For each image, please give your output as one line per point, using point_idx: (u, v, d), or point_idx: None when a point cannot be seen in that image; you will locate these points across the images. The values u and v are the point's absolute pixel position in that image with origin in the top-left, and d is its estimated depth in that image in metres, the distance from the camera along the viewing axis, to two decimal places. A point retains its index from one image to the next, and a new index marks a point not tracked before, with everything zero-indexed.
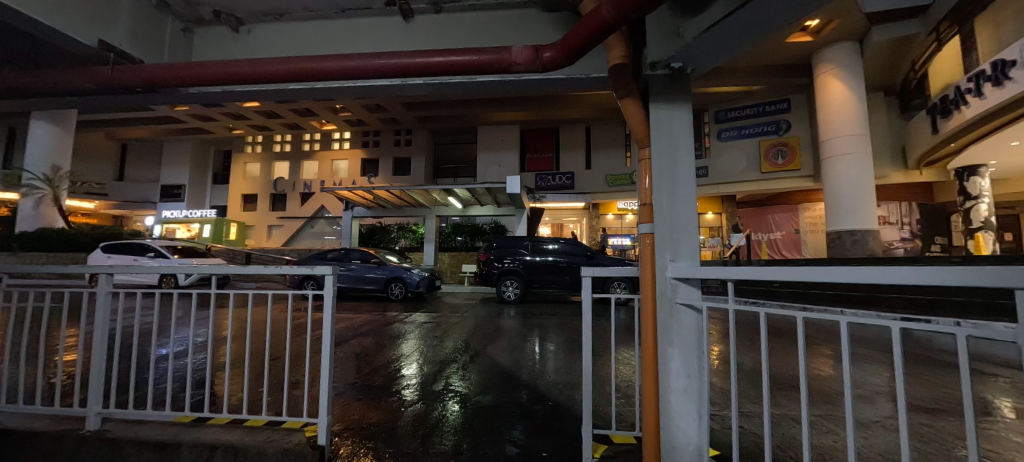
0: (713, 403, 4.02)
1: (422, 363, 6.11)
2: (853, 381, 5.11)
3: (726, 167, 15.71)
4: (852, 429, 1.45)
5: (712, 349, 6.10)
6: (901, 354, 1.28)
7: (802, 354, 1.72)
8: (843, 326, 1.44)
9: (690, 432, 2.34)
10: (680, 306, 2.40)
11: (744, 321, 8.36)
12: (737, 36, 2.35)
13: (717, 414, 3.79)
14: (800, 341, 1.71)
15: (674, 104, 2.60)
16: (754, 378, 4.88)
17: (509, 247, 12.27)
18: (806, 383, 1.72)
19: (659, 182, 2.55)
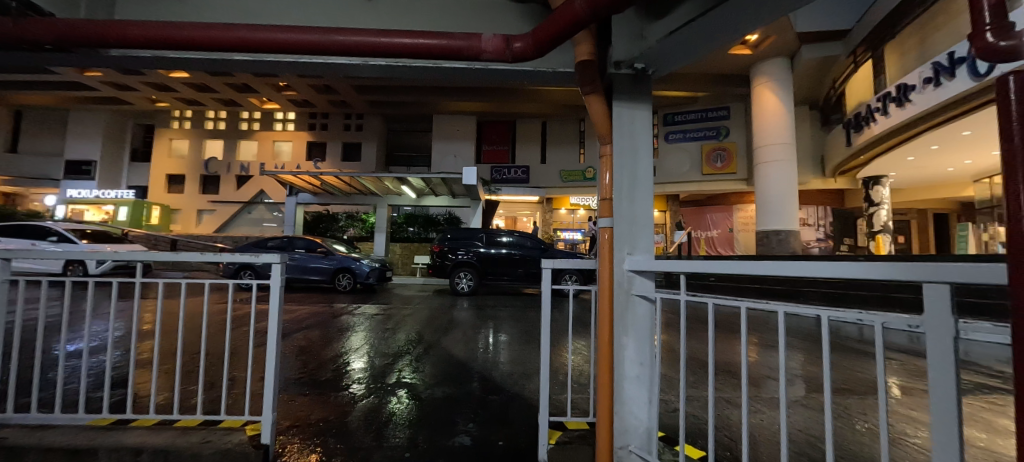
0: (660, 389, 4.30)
1: (373, 356, 5.94)
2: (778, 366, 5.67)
3: (672, 168, 16.63)
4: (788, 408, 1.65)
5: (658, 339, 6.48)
6: (829, 341, 1.46)
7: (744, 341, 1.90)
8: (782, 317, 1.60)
9: (640, 416, 2.51)
10: (635, 297, 2.55)
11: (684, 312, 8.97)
12: (696, 44, 2.48)
13: (663, 400, 4.05)
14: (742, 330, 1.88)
15: (635, 104, 2.71)
16: (693, 365, 5.28)
17: (463, 238, 12.17)
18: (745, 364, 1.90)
19: (619, 177, 2.65)
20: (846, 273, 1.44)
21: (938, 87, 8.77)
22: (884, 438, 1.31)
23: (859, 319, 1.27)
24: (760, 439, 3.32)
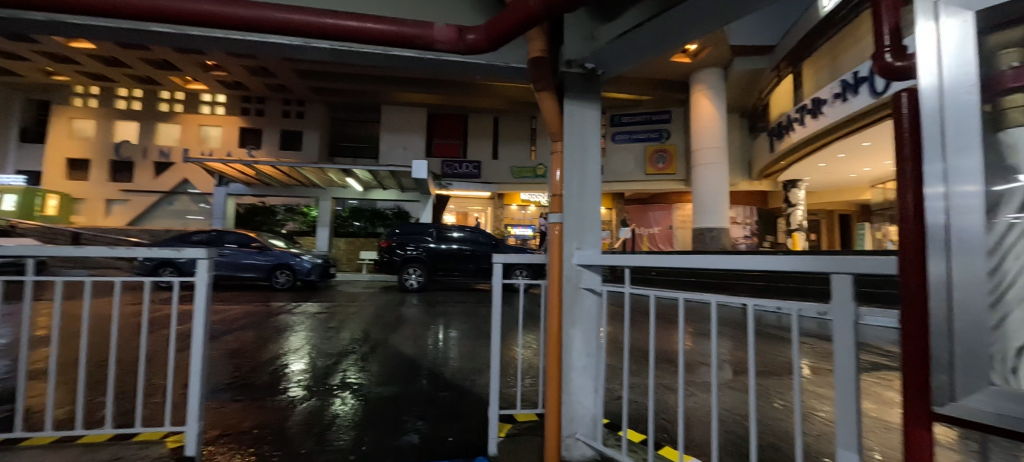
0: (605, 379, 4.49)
1: (315, 356, 5.63)
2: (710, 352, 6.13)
3: (618, 167, 17.32)
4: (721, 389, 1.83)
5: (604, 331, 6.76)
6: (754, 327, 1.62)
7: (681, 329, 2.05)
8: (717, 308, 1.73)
9: (587, 404, 2.62)
10: (582, 290, 2.66)
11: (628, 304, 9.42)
12: (642, 48, 2.62)
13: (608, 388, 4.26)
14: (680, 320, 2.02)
15: (585, 103, 2.79)
16: (637, 354, 5.58)
17: (413, 233, 11.86)
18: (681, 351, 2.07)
19: (570, 175, 2.72)
20: (772, 266, 1.59)
21: (846, 102, 9.92)
22: (796, 414, 1.49)
23: (787, 310, 1.41)
24: (694, 420, 3.61)
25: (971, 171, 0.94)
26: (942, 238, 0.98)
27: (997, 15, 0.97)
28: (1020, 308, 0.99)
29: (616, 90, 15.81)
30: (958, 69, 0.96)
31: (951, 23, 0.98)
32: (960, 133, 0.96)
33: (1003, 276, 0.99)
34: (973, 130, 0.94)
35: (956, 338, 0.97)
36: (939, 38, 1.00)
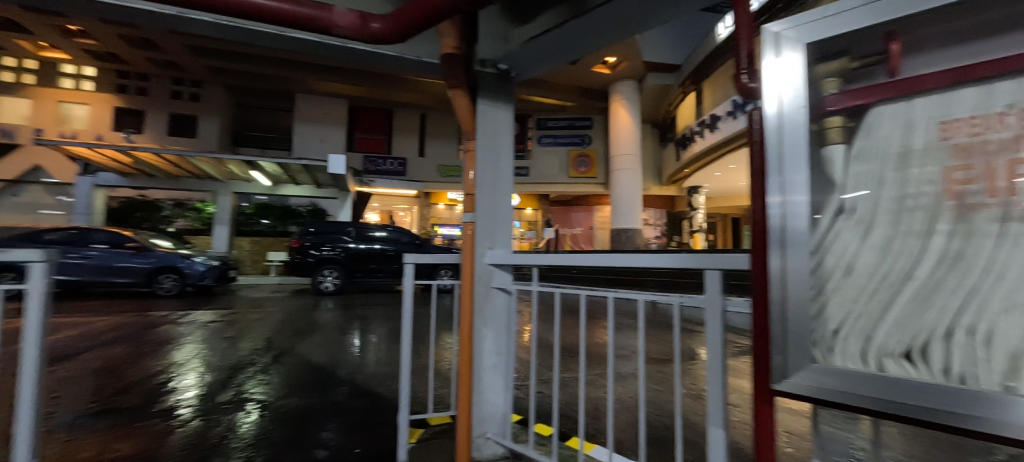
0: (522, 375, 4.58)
1: (206, 370, 4.97)
2: (620, 344, 6.58)
3: (543, 170, 17.83)
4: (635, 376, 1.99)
5: (525, 328, 6.93)
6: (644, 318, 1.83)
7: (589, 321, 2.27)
8: (614, 302, 1.88)
9: (497, 402, 2.65)
10: (493, 289, 2.67)
11: (550, 302, 9.77)
12: (553, 54, 2.71)
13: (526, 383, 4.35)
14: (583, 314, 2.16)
15: (498, 104, 2.80)
16: (557, 350, 5.77)
17: (329, 232, 11.06)
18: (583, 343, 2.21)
19: (483, 174, 2.72)
20: (660, 264, 1.87)
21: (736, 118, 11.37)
22: (678, 380, 1.82)
23: (673, 302, 1.68)
24: (604, 409, 3.82)
25: (798, 182, 1.16)
26: (778, 235, 1.18)
27: (820, 51, 1.17)
28: (837, 296, 1.20)
29: (542, 95, 16.33)
30: (789, 96, 1.16)
31: (790, 53, 1.17)
32: (792, 149, 1.16)
33: (824, 268, 1.20)
34: (801, 146, 1.15)
35: (787, 319, 1.17)
36: (780, 66, 1.19)
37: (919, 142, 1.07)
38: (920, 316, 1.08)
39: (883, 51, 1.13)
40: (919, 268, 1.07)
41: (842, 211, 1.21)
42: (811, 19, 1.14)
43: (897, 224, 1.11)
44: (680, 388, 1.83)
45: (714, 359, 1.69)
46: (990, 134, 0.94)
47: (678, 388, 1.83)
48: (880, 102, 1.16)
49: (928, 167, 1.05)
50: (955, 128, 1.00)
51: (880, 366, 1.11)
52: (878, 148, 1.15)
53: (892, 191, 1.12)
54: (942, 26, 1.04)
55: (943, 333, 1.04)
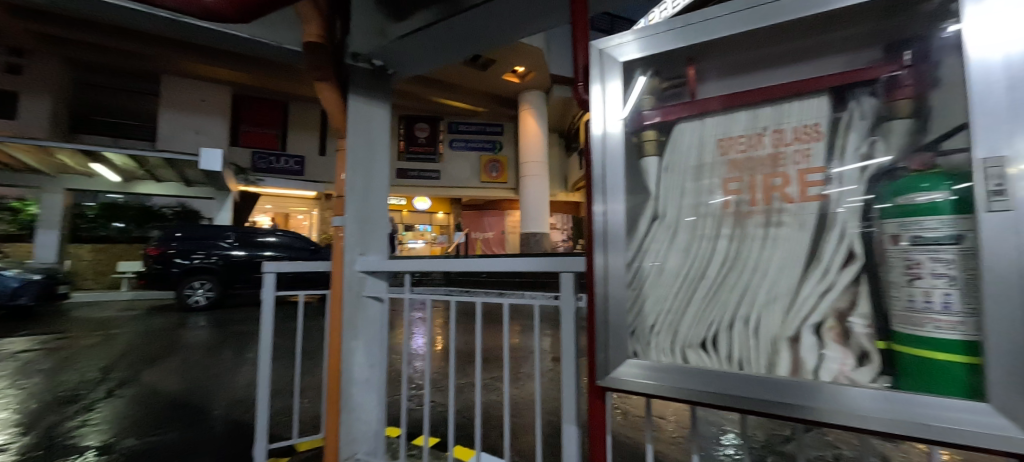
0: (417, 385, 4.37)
1: (8, 413, 3.91)
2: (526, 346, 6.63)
3: (455, 173, 16.40)
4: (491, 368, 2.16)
5: (430, 336, 6.65)
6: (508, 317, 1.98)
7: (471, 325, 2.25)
8: (490, 306, 1.99)
9: (369, 418, 2.49)
10: (366, 298, 2.50)
11: (459, 307, 9.55)
12: (431, 55, 2.65)
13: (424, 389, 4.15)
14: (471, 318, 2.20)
15: (373, 101, 2.64)
16: (459, 357, 5.52)
17: (201, 237, 9.52)
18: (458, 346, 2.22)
19: (356, 176, 2.54)
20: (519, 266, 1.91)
21: None
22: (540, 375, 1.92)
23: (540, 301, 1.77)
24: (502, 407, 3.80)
25: (618, 191, 1.24)
26: (602, 237, 1.25)
27: (638, 68, 1.29)
28: (652, 294, 1.31)
29: (449, 97, 15.09)
30: (611, 112, 1.26)
31: (612, 69, 1.26)
32: (612, 159, 1.25)
33: (641, 269, 1.31)
34: (619, 159, 1.24)
35: (610, 318, 1.25)
36: (604, 82, 1.27)
37: (708, 156, 1.23)
38: (711, 310, 1.23)
39: (683, 76, 1.31)
40: (710, 268, 1.22)
41: (655, 217, 1.33)
42: (630, 39, 1.24)
43: (695, 229, 1.25)
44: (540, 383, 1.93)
45: (567, 357, 1.77)
46: (753, 151, 1.16)
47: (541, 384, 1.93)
48: (681, 120, 1.29)
49: (714, 178, 1.21)
50: (731, 146, 1.19)
51: (684, 356, 1.24)
52: (680, 161, 1.28)
53: (691, 199, 1.26)
54: (722, 60, 1.26)
55: (726, 324, 1.20)
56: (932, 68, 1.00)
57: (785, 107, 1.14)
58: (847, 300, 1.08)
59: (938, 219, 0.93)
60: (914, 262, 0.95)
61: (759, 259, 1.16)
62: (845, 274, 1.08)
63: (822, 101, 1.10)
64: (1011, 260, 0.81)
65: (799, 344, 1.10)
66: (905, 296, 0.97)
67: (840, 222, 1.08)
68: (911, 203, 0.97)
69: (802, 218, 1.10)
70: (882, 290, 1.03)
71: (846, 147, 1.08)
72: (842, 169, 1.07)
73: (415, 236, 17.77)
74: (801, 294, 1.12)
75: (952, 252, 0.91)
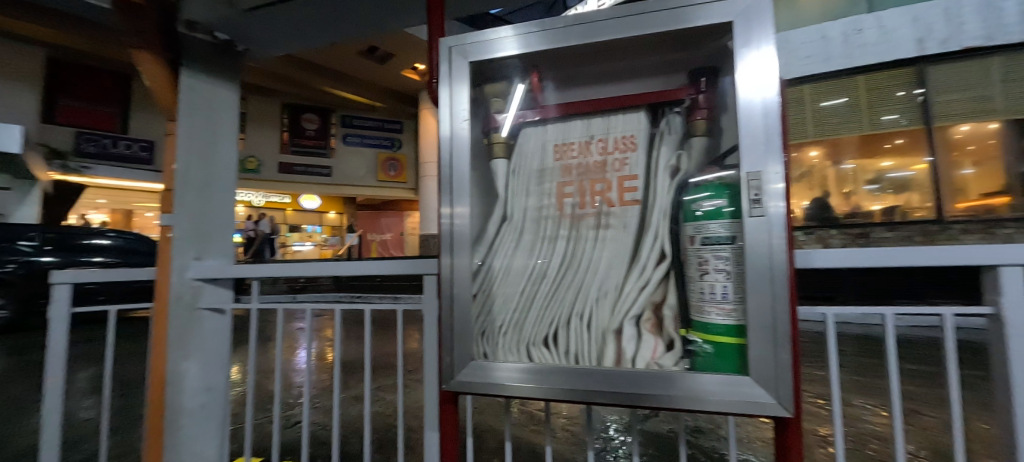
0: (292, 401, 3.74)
1: None
2: None
3: (348, 171, 14.74)
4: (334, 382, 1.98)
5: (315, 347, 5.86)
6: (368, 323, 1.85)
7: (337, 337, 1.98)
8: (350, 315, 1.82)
9: (207, 451, 2.09)
10: (202, 311, 2.12)
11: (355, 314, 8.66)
12: (289, 36, 2.34)
13: (297, 404, 3.66)
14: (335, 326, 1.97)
15: (216, 79, 2.25)
16: (347, 367, 4.91)
17: None
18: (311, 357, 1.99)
19: (188, 166, 2.13)
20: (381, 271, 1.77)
21: None
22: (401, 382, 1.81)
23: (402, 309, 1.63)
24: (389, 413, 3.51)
25: (463, 193, 1.22)
26: (448, 237, 1.22)
27: (485, 68, 1.29)
28: (501, 295, 1.33)
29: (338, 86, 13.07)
30: (455, 113, 1.23)
31: (459, 70, 1.24)
32: (459, 161, 1.22)
33: (490, 271, 1.33)
34: (464, 160, 1.22)
35: (455, 321, 1.22)
36: (450, 80, 1.25)
37: (548, 162, 1.29)
38: (552, 308, 1.28)
39: (529, 82, 1.36)
40: (550, 269, 1.28)
41: (504, 219, 1.36)
42: (477, 39, 1.22)
43: (537, 231, 1.30)
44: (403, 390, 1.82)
45: (429, 362, 1.70)
46: (584, 158, 1.25)
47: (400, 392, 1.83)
48: (525, 124, 1.34)
49: (553, 183, 1.28)
50: (566, 152, 1.27)
51: (528, 355, 1.27)
52: (524, 164, 1.32)
53: (534, 202, 1.31)
54: (562, 72, 1.37)
55: (564, 321, 1.26)
56: (719, 95, 1.20)
57: (612, 119, 1.26)
58: (660, 293, 1.22)
59: (719, 223, 1.08)
60: (703, 260, 1.10)
61: (589, 260, 1.25)
62: (657, 270, 1.21)
63: (640, 116, 1.24)
64: (763, 257, 1.00)
65: (622, 336, 1.21)
66: (699, 289, 1.12)
67: (653, 225, 1.22)
68: (697, 210, 1.12)
69: (624, 221, 1.23)
70: (683, 285, 1.18)
71: (660, 160, 1.22)
72: (654, 180, 1.21)
73: (299, 237, 15.33)
74: (623, 290, 1.23)
75: (728, 249, 1.07)
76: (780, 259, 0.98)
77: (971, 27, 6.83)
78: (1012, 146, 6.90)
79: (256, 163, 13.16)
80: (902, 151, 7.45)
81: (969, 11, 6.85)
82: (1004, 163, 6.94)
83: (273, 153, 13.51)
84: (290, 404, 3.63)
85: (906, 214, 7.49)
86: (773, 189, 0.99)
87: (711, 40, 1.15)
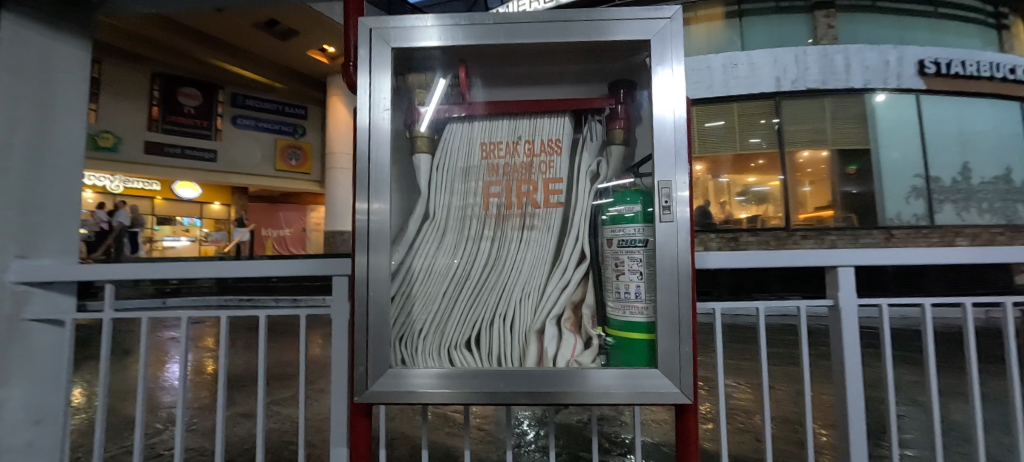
0: (158, 426, 3.07)
1: None
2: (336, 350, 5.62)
3: (240, 158, 12.02)
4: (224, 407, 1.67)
5: (195, 360, 4.97)
6: (264, 331, 1.63)
7: (225, 350, 1.67)
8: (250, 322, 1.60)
9: None
10: (30, 323, 1.67)
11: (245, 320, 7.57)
12: None
13: (168, 427, 3.08)
14: (223, 338, 1.65)
15: (55, 32, 1.77)
16: (237, 380, 4.28)
17: None
18: (185, 371, 1.68)
19: (10, 141, 1.63)
20: (285, 271, 1.57)
21: None
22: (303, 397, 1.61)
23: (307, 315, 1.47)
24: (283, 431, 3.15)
25: (383, 188, 1.12)
26: (364, 234, 1.11)
27: (411, 56, 1.20)
28: (421, 297, 1.26)
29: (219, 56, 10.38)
30: (374, 98, 1.12)
31: (380, 56, 1.13)
32: (378, 156, 1.12)
33: (410, 271, 1.25)
34: (385, 153, 1.12)
35: (370, 326, 1.11)
36: (368, 63, 1.13)
37: (474, 159, 1.26)
38: (474, 310, 1.25)
39: (456, 76, 1.30)
40: (475, 269, 1.25)
41: (425, 218, 1.29)
42: (402, 24, 1.13)
43: (462, 230, 1.26)
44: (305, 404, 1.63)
45: (338, 373, 1.55)
46: (511, 158, 1.25)
47: (303, 408, 1.63)
48: (451, 120, 1.28)
49: (478, 182, 1.25)
50: (493, 151, 1.25)
51: (449, 358, 1.22)
52: (449, 161, 1.27)
53: (459, 201, 1.26)
54: (489, 70, 1.34)
55: (487, 323, 1.24)
56: (635, 107, 1.29)
57: (538, 122, 1.27)
58: (579, 293, 1.27)
59: (634, 227, 1.16)
60: (621, 261, 1.16)
61: (513, 260, 1.25)
62: (578, 271, 1.25)
63: (564, 120, 1.28)
64: (671, 259, 1.10)
65: (544, 336, 1.23)
66: (616, 288, 1.18)
67: (575, 228, 1.26)
68: (616, 214, 1.18)
69: (548, 223, 1.25)
70: (601, 285, 1.24)
71: (582, 165, 1.27)
72: (579, 189, 1.26)
73: (171, 231, 13.06)
74: (546, 290, 1.25)
75: (642, 250, 1.15)
76: (684, 260, 1.09)
77: (813, 72, 8.51)
78: (836, 170, 8.71)
79: (108, 139, 10.08)
80: (763, 170, 8.88)
81: (811, 59, 8.54)
82: (830, 183, 8.72)
83: (132, 131, 10.44)
84: (157, 430, 3.02)
85: (765, 222, 8.90)
86: (681, 197, 1.09)
87: (631, 54, 1.23)
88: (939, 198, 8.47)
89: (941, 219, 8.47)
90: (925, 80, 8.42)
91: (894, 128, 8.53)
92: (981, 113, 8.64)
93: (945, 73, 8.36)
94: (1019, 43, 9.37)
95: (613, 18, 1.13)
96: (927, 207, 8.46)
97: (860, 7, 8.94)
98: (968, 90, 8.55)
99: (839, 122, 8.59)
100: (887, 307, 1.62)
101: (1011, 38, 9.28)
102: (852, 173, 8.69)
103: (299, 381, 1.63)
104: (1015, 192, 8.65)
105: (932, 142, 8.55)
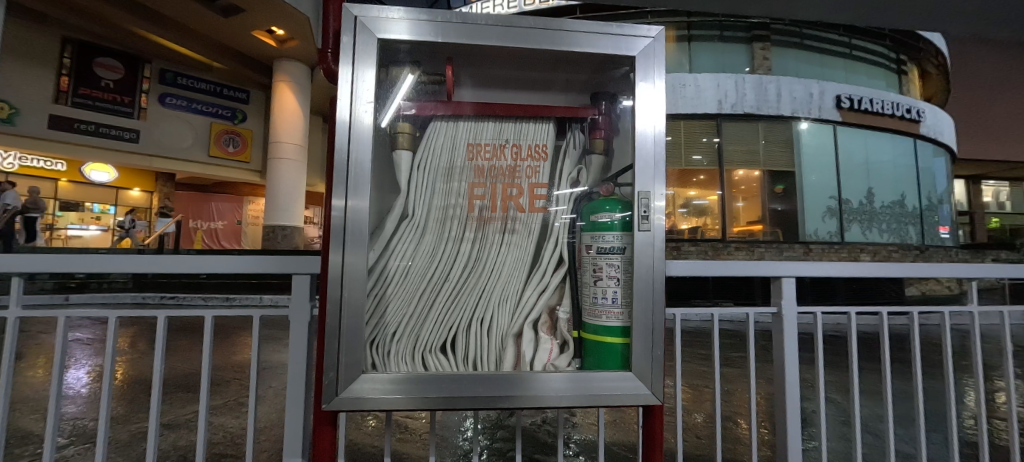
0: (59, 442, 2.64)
1: None
2: (277, 347, 5.23)
3: (167, 140, 10.77)
4: (158, 414, 1.49)
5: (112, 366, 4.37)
6: (210, 331, 1.48)
7: (162, 351, 1.48)
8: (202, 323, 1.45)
9: None
10: None
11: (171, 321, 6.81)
12: None
13: (75, 441, 2.66)
14: (159, 338, 1.46)
15: None
16: (163, 386, 3.78)
17: None
18: (112, 374, 1.48)
19: None
20: (244, 266, 1.43)
21: None
22: (252, 400, 1.49)
23: None
24: (220, 439, 2.75)
25: (364, 184, 1.06)
26: (341, 228, 1.04)
27: (398, 51, 1.16)
28: (396, 299, 1.21)
29: (147, 28, 9.23)
30: (360, 85, 1.06)
31: (365, 45, 1.06)
32: (359, 150, 1.05)
33: (385, 270, 1.20)
34: (368, 147, 1.06)
35: (343, 325, 1.05)
36: (352, 49, 1.06)
37: (459, 160, 1.27)
38: (452, 311, 1.23)
39: (442, 74, 1.28)
40: (454, 269, 1.24)
41: (403, 217, 1.26)
42: (391, 16, 1.07)
43: (442, 230, 1.26)
44: (255, 409, 1.50)
45: (295, 378, 1.45)
46: (496, 161, 1.27)
47: (252, 412, 1.51)
48: (434, 119, 1.28)
49: (462, 182, 1.26)
50: (479, 152, 1.27)
51: (423, 363, 1.19)
52: (431, 160, 1.27)
53: (440, 201, 1.27)
54: (477, 72, 1.34)
55: (464, 325, 1.23)
56: (615, 118, 1.34)
57: (522, 127, 1.30)
58: (555, 297, 1.31)
59: (613, 234, 1.20)
60: (599, 267, 1.20)
61: (493, 262, 1.26)
62: (556, 276, 1.29)
63: (546, 125, 1.31)
64: (646, 266, 1.15)
65: (522, 340, 1.24)
66: (593, 294, 1.22)
67: (555, 233, 1.30)
68: (596, 221, 1.22)
69: (529, 226, 1.28)
70: (579, 288, 1.28)
71: (563, 173, 1.31)
72: (560, 195, 1.30)
73: (77, 219, 11.62)
74: (524, 294, 1.26)
75: (619, 258, 1.20)
76: (660, 268, 1.15)
77: (750, 98, 9.31)
78: (766, 188, 9.53)
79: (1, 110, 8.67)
80: (703, 185, 9.55)
81: (749, 86, 9.34)
82: (760, 201, 9.54)
83: (31, 102, 9.03)
84: (59, 444, 2.61)
85: (704, 233, 9.56)
86: (659, 207, 1.14)
87: (617, 67, 1.27)
88: (848, 218, 9.61)
89: (849, 236, 9.60)
90: (841, 112, 9.56)
91: (814, 154, 9.53)
92: (882, 146, 9.92)
93: (857, 108, 9.56)
94: (913, 87, 10.90)
95: (607, 32, 1.15)
96: (838, 225, 9.55)
97: (791, 43, 9.90)
98: (873, 125, 9.80)
99: (770, 146, 9.44)
100: (822, 315, 1.80)
101: (907, 83, 10.78)
102: (779, 191, 9.55)
103: (251, 387, 1.48)
104: (906, 215, 10.04)
105: (845, 168, 9.67)
